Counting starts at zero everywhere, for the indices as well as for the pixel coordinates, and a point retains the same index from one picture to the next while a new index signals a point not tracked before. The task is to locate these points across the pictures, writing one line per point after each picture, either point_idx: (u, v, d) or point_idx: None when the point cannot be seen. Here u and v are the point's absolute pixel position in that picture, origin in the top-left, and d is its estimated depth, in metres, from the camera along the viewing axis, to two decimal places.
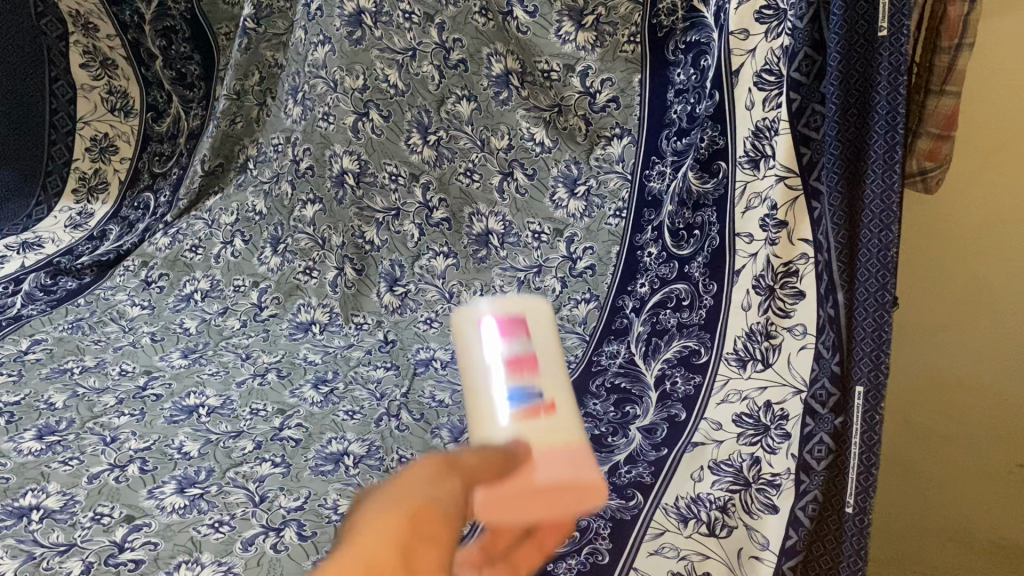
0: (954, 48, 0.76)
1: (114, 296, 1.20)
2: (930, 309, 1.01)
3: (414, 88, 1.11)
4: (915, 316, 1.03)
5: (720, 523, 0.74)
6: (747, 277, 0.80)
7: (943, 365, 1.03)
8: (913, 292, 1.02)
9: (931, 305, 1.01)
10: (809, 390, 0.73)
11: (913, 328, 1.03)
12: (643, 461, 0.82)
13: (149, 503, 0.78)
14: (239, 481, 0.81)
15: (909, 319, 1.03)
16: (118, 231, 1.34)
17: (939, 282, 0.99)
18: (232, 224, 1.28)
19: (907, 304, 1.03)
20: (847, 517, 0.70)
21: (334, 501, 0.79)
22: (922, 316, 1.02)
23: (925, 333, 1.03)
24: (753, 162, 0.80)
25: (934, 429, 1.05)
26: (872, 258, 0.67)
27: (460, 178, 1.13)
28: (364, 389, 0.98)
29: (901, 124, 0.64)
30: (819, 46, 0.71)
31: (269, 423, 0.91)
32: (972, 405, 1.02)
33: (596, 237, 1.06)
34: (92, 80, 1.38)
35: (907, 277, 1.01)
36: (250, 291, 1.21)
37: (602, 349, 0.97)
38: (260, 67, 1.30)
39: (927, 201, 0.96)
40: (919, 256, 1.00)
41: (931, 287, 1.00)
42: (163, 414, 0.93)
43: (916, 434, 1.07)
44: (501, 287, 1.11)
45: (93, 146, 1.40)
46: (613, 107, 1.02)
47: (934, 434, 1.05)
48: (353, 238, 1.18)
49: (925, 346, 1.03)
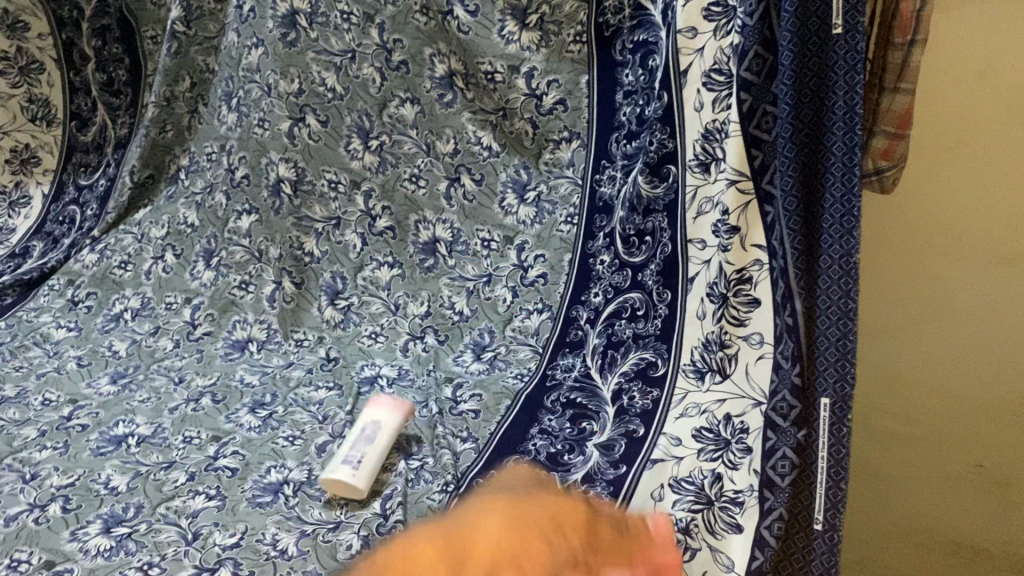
0: (908, 45, 0.74)
1: (38, 318, 1.13)
2: (889, 310, 0.99)
3: (353, 91, 1.05)
4: (875, 317, 1.00)
5: (683, 546, 0.71)
6: (701, 286, 0.78)
7: (905, 367, 1.00)
8: (873, 294, 0.99)
9: (891, 307, 0.99)
10: (769, 402, 0.70)
11: (872, 331, 1.01)
12: (601, 480, 0.78)
13: (72, 546, 0.72)
14: (170, 518, 0.76)
15: (867, 321, 1.01)
16: (41, 247, 1.28)
17: (899, 283, 0.97)
18: (163, 238, 1.22)
19: (865, 305, 1.00)
20: (816, 534, 0.67)
21: (273, 536, 0.74)
22: (881, 318, 1.00)
23: (886, 334, 1.00)
24: (703, 165, 0.77)
25: (893, 429, 1.04)
26: (833, 263, 0.65)
27: (404, 184, 1.08)
28: (306, 411, 0.93)
29: (859, 126, 0.63)
30: (770, 44, 0.69)
31: (203, 452, 0.86)
32: (934, 406, 1.00)
33: (547, 244, 1.02)
34: (11, 88, 1.30)
35: (867, 278, 0.99)
36: (182, 308, 1.15)
37: (556, 362, 0.94)
38: (191, 72, 1.23)
39: (884, 201, 0.94)
40: (877, 258, 0.97)
41: (891, 288, 0.98)
42: (88, 446, 0.87)
43: (879, 436, 1.05)
44: (450, 297, 1.06)
45: (14, 158, 1.32)
46: (560, 109, 0.97)
47: (897, 437, 1.03)
48: (292, 250, 1.12)
49: (885, 346, 1.01)
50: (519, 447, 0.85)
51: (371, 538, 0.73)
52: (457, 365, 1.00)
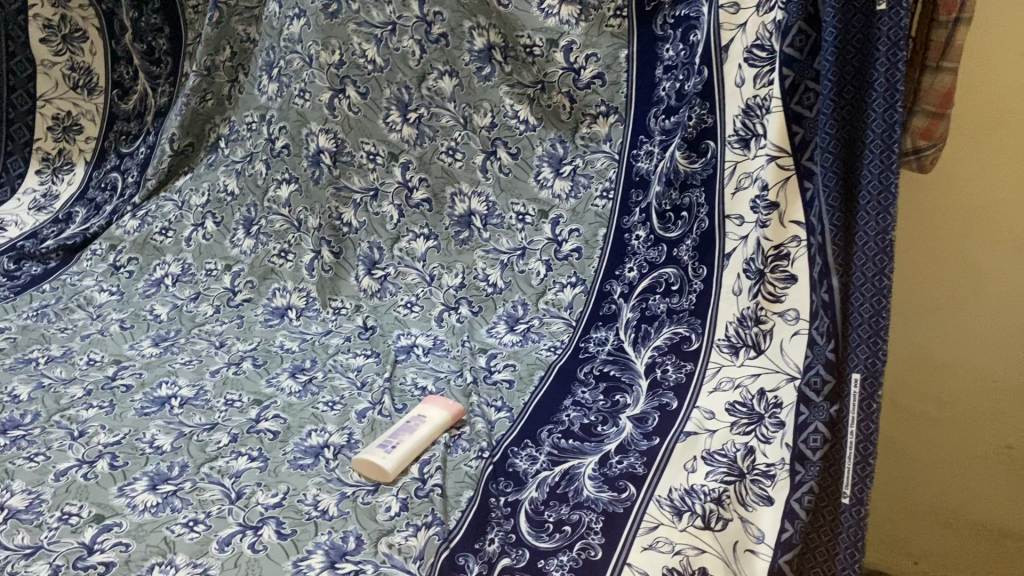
0: (952, 23, 0.74)
1: (82, 281, 1.16)
2: (926, 292, 0.98)
3: (393, 63, 1.06)
4: (906, 298, 1.00)
5: (715, 516, 0.71)
6: (738, 261, 0.79)
7: (937, 349, 1.00)
8: (908, 276, 0.99)
9: (926, 288, 0.98)
10: (802, 376, 0.71)
11: (906, 312, 1.00)
12: (634, 451, 0.78)
13: (120, 502, 0.74)
14: (214, 477, 0.78)
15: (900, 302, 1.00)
16: (84, 214, 1.32)
17: (935, 263, 0.96)
18: (203, 206, 1.24)
19: (901, 286, 1.00)
20: (844, 508, 0.67)
21: (314, 496, 0.76)
22: (910, 298, 1.00)
23: (916, 316, 1.00)
24: (744, 141, 0.79)
25: (925, 412, 1.03)
26: (870, 240, 0.65)
27: (441, 157, 1.08)
28: (345, 377, 0.95)
29: (900, 103, 0.62)
30: (814, 20, 0.69)
31: (245, 414, 0.88)
32: (961, 388, 1.00)
33: (581, 219, 1.03)
34: (53, 56, 1.34)
35: (902, 260, 0.98)
36: (222, 275, 1.17)
37: (589, 335, 0.95)
38: (231, 42, 1.25)
39: (923, 181, 0.93)
40: (913, 240, 0.97)
41: (929, 270, 0.97)
42: (133, 406, 0.89)
43: (908, 418, 1.05)
44: (484, 270, 1.07)
45: (56, 125, 1.38)
46: (599, 83, 0.99)
47: (926, 418, 1.04)
48: (330, 220, 1.13)
49: (919, 328, 1.00)
50: (553, 418, 0.86)
51: (410, 500, 0.75)
52: (491, 336, 1.02)
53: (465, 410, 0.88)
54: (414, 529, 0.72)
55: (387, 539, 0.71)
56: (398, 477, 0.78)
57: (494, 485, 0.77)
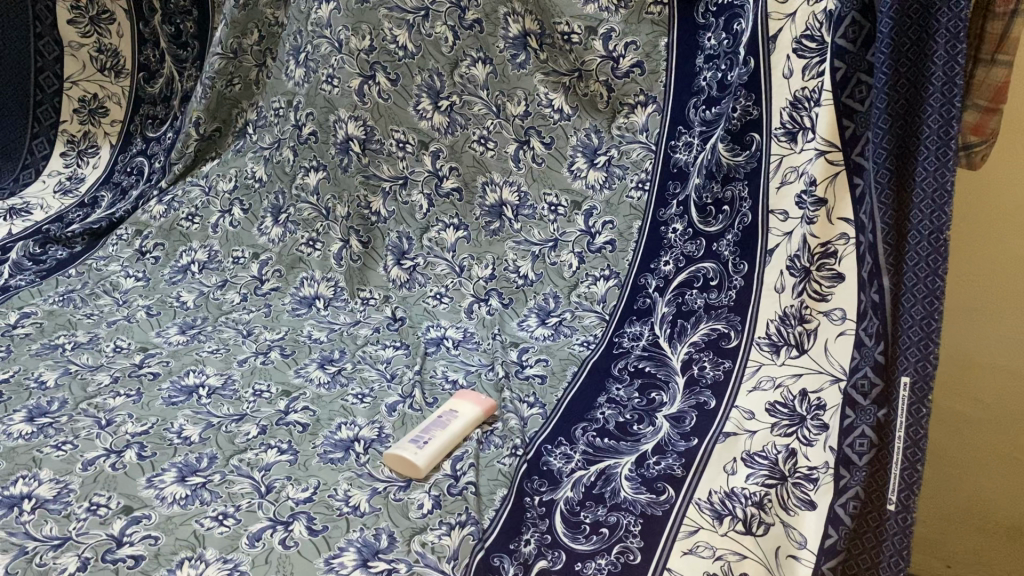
0: (1010, 15, 0.69)
1: (108, 267, 1.15)
2: (985, 293, 0.92)
3: (425, 49, 1.04)
4: (965, 296, 0.94)
5: (756, 521, 0.69)
6: (781, 258, 0.77)
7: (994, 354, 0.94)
8: (968, 273, 0.93)
9: (986, 288, 0.92)
10: (848, 378, 0.68)
11: (963, 312, 0.94)
12: (672, 452, 0.76)
13: (149, 493, 0.73)
14: (244, 469, 0.77)
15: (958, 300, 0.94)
16: (110, 198, 1.30)
17: (999, 264, 0.90)
18: (230, 192, 1.23)
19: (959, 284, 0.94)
20: (889, 515, 0.63)
21: (346, 491, 0.74)
22: (967, 297, 0.94)
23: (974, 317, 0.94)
24: (790, 134, 0.76)
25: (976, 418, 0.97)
26: (924, 238, 0.62)
27: (473, 146, 1.06)
28: (374, 369, 0.94)
29: (958, 97, 0.60)
30: (868, 11, 0.67)
31: (274, 405, 0.86)
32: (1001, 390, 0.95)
33: (617, 211, 1.01)
34: (80, 37, 1.34)
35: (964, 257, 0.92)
36: (250, 263, 1.16)
37: (623, 330, 0.93)
38: (259, 25, 1.24)
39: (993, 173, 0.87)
40: (976, 236, 0.90)
41: (991, 270, 0.91)
42: (161, 395, 0.88)
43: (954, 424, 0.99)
44: (515, 261, 1.05)
45: (82, 107, 1.38)
46: (637, 72, 0.98)
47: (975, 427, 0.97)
48: (359, 209, 1.11)
49: (976, 330, 0.94)
50: (587, 415, 0.84)
51: (443, 497, 0.74)
52: (522, 329, 1.00)
53: (497, 405, 0.86)
54: (447, 528, 0.70)
55: (420, 537, 0.69)
56: (430, 473, 0.77)
57: (528, 483, 0.76)
